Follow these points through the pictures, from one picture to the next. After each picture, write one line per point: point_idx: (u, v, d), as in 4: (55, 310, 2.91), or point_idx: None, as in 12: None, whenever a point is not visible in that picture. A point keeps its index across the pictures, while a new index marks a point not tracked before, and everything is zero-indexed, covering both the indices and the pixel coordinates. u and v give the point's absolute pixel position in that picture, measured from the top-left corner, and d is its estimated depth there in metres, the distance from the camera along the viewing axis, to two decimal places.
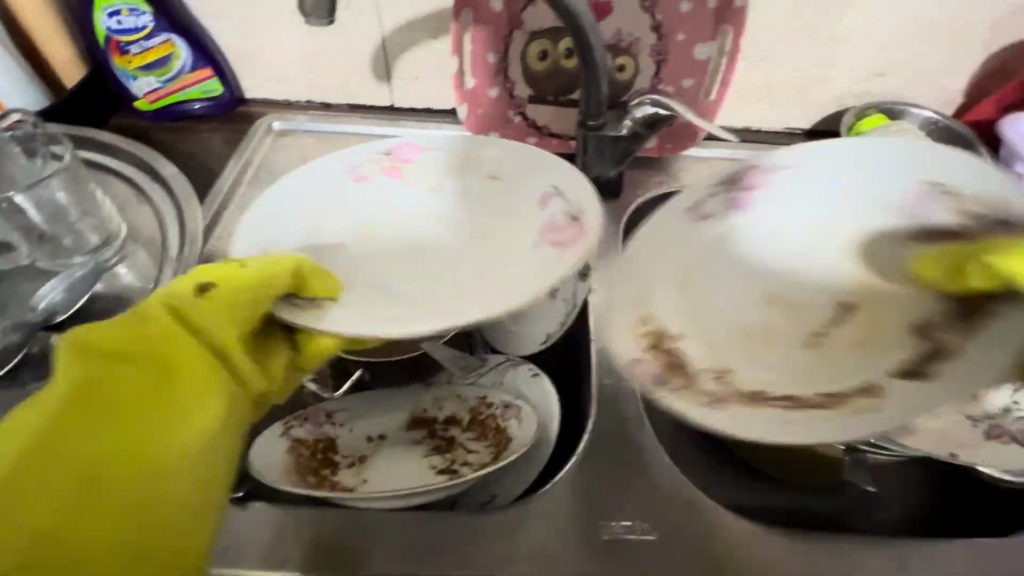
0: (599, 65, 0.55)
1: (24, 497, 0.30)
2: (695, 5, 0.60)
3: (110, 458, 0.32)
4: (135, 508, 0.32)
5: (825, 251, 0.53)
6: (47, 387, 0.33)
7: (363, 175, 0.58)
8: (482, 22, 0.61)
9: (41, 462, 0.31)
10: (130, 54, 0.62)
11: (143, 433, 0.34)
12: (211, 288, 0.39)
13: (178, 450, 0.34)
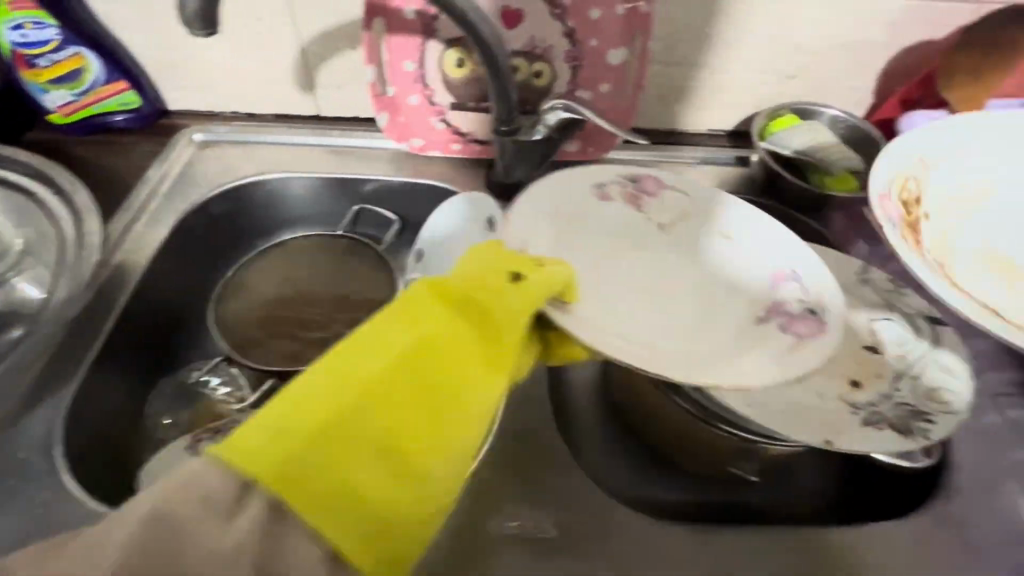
0: (506, 72, 0.55)
1: (342, 454, 0.30)
2: (603, 12, 0.61)
3: (407, 422, 0.33)
4: (417, 477, 0.32)
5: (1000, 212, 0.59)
6: (368, 351, 0.34)
7: (606, 194, 0.56)
8: (395, 31, 0.62)
9: (358, 424, 0.31)
10: (38, 68, 0.61)
11: (445, 399, 0.35)
12: (522, 277, 0.40)
13: (476, 419, 0.36)
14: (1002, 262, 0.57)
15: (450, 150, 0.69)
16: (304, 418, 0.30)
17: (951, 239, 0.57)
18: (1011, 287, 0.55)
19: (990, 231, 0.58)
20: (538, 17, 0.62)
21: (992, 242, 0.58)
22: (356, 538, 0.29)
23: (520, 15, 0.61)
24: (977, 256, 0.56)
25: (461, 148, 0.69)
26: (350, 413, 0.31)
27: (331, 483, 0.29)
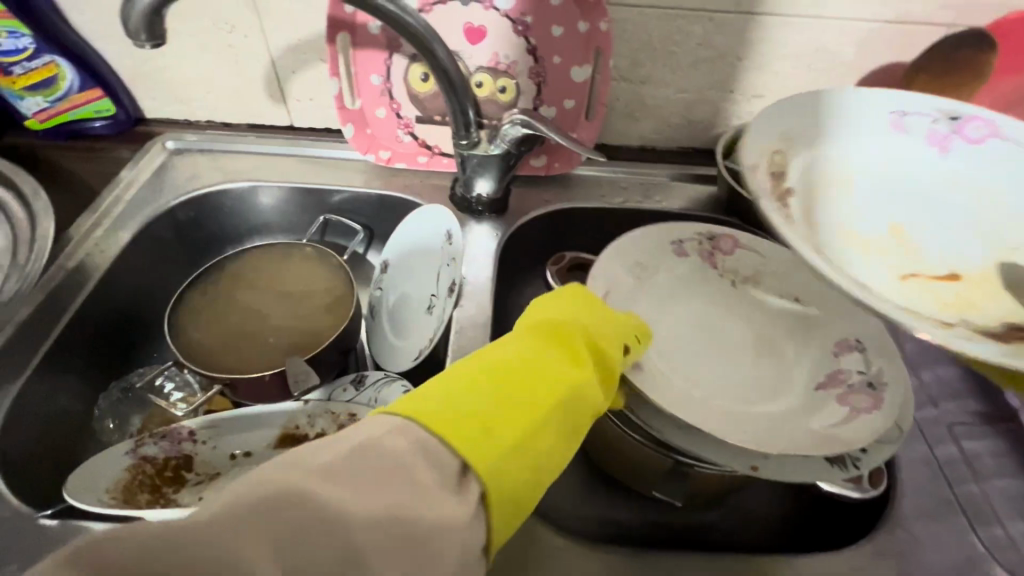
0: (462, 86, 0.56)
1: (499, 437, 0.32)
2: (566, 30, 0.62)
3: (558, 418, 0.35)
4: (548, 466, 0.34)
5: (900, 198, 0.54)
6: (518, 358, 0.36)
7: (684, 251, 0.57)
8: (360, 45, 0.63)
9: (521, 414, 0.33)
10: (14, 74, 0.62)
11: (581, 408, 0.36)
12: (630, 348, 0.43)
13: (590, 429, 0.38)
14: (828, 245, 0.51)
15: (417, 163, 0.70)
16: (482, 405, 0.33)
17: (812, 213, 0.52)
18: (872, 264, 0.50)
19: (831, 205, 0.54)
20: (501, 33, 0.62)
21: (849, 221, 0.53)
22: (506, 515, 0.31)
23: (483, 32, 0.62)
24: (838, 235, 0.52)
25: (427, 160, 0.70)
26: (502, 401, 0.33)
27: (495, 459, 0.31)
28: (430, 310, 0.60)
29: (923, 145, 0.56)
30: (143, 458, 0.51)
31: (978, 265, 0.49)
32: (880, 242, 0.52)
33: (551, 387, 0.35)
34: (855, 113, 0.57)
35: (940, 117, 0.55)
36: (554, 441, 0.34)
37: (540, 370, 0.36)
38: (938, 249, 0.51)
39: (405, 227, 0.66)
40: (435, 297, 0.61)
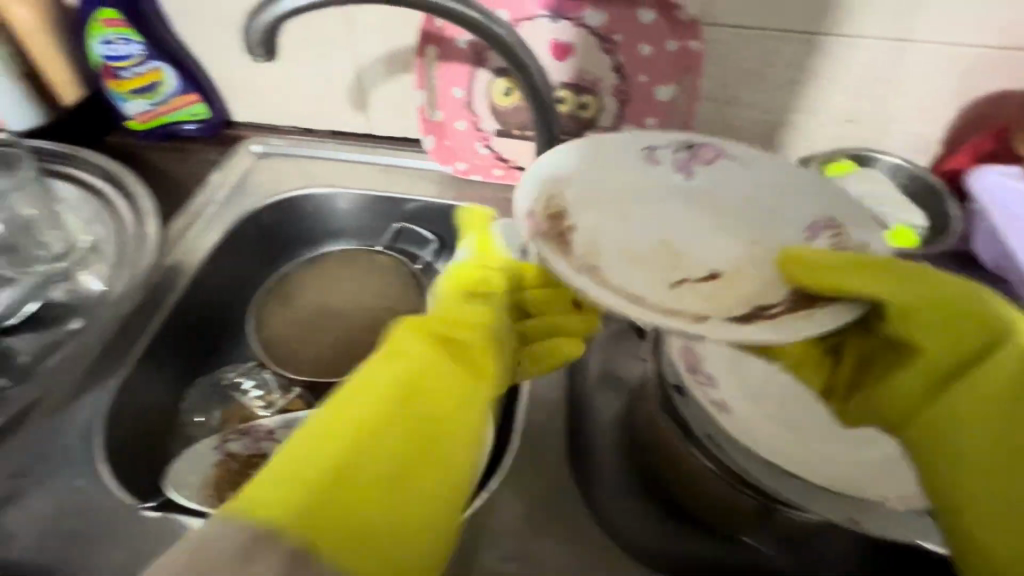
0: (547, 102, 0.56)
1: (336, 502, 0.28)
2: (654, 49, 0.61)
3: (404, 449, 0.31)
4: (425, 509, 0.31)
5: (620, 218, 0.46)
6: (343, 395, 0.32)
7: None
8: (446, 58, 0.63)
9: (355, 456, 0.29)
10: (122, 79, 0.66)
11: (429, 430, 0.33)
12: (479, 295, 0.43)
13: (464, 452, 0.34)
14: (648, 259, 0.45)
15: (492, 175, 0.70)
16: (382, 448, 0.30)
17: (593, 257, 0.43)
18: (646, 277, 0.43)
19: (617, 265, 0.43)
20: (587, 50, 0.62)
21: (604, 248, 0.44)
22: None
23: (570, 49, 0.62)
24: (623, 258, 0.44)
25: (502, 174, 0.70)
26: (403, 454, 0.31)
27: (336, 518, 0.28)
28: None
29: (641, 165, 0.49)
30: (228, 456, 0.52)
31: (800, 240, 0.43)
32: (642, 253, 0.45)
33: (439, 438, 0.33)
34: (627, 163, 0.49)
35: (678, 145, 0.49)
36: (432, 499, 0.31)
37: (448, 426, 0.34)
38: (697, 244, 0.46)
39: None
40: None
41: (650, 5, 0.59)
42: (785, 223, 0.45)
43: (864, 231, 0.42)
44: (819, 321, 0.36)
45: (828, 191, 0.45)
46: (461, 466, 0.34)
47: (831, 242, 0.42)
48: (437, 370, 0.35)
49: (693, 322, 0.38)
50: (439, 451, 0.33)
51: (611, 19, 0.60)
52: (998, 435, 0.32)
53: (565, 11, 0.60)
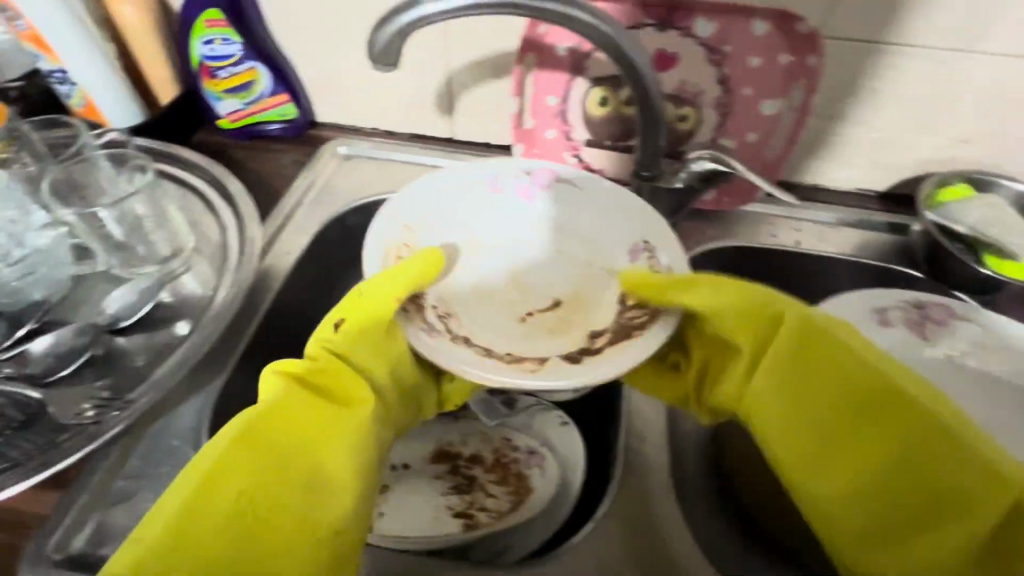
0: (659, 115, 0.52)
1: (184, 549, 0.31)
2: (765, 60, 0.58)
3: (257, 480, 0.34)
4: (298, 525, 0.34)
5: (489, 253, 0.58)
6: (199, 454, 0.35)
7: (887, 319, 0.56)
8: (544, 66, 0.62)
9: (202, 505, 0.33)
10: (218, 78, 0.66)
11: (287, 462, 0.36)
12: (343, 324, 0.44)
13: (348, 468, 0.38)
14: (492, 300, 0.55)
15: None
16: (220, 500, 0.33)
17: (470, 326, 0.51)
18: (491, 315, 0.54)
19: (469, 302, 0.54)
20: (692, 61, 0.59)
21: (455, 286, 0.55)
22: None
23: (675, 59, 0.59)
24: (471, 294, 0.55)
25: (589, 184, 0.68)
26: (266, 490, 0.34)
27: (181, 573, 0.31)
28: None
29: (517, 200, 0.59)
30: None
31: (630, 265, 0.54)
32: (492, 285, 0.56)
33: (314, 487, 0.36)
34: (451, 188, 0.58)
35: (523, 173, 0.59)
36: (309, 523, 0.35)
37: (316, 468, 0.37)
38: (553, 276, 0.57)
39: None
40: None
41: (767, 16, 0.56)
42: (606, 251, 0.56)
43: (667, 254, 0.52)
44: (618, 367, 0.44)
45: (646, 213, 0.55)
46: (344, 514, 0.36)
47: (646, 266, 0.53)
48: (291, 429, 0.38)
49: (538, 368, 0.46)
50: (317, 509, 0.36)
51: (722, 29, 0.57)
52: (886, 502, 0.34)
53: (675, 20, 0.57)
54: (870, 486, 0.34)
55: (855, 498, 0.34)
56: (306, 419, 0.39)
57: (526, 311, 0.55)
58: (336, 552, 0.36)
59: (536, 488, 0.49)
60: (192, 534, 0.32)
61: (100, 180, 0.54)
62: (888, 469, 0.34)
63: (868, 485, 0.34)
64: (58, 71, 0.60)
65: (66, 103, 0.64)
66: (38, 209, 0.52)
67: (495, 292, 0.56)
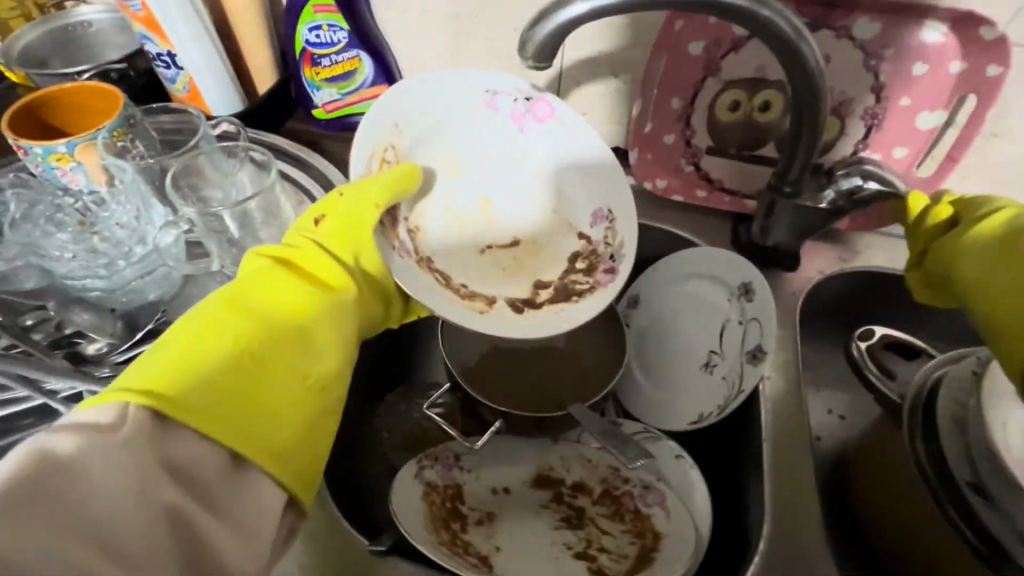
0: (821, 127, 0.46)
1: (187, 377, 0.31)
2: (929, 68, 0.51)
3: (256, 336, 0.35)
4: (294, 381, 0.35)
5: (483, 178, 0.51)
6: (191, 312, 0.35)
7: None
8: (675, 66, 0.56)
9: (200, 345, 0.33)
10: (320, 66, 0.63)
11: (284, 325, 0.37)
12: (321, 220, 0.43)
13: (339, 338, 0.39)
14: (466, 226, 0.51)
15: (694, 196, 0.63)
16: (220, 341, 0.34)
17: (435, 252, 0.50)
18: (453, 244, 0.51)
19: (441, 225, 0.51)
20: (847, 66, 0.53)
21: (435, 209, 0.51)
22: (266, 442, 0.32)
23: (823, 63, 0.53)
24: (438, 217, 0.51)
25: (705, 196, 0.63)
26: (260, 341, 0.35)
27: (188, 386, 0.31)
28: (711, 370, 0.54)
29: (504, 128, 0.50)
30: (426, 486, 0.49)
31: (582, 224, 0.50)
32: (467, 212, 0.52)
33: (303, 342, 0.37)
34: (442, 99, 0.49)
35: (518, 96, 0.50)
36: (301, 377, 0.36)
37: (308, 329, 0.38)
38: (520, 209, 0.52)
39: (678, 265, 0.58)
40: (716, 355, 0.55)
41: (945, 18, 0.49)
42: (573, 201, 0.51)
43: (627, 227, 0.48)
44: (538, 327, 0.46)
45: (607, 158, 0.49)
46: (332, 369, 0.38)
47: (601, 238, 0.50)
48: (283, 301, 0.38)
49: (486, 310, 0.47)
50: (305, 362, 0.36)
51: (888, 30, 0.51)
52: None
53: (832, 19, 0.51)
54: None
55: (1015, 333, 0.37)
56: (291, 291, 0.39)
57: (485, 244, 0.51)
58: (323, 408, 0.37)
59: (665, 537, 0.46)
60: (200, 361, 0.32)
61: (207, 167, 0.51)
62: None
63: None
64: (165, 54, 0.58)
65: (171, 88, 0.63)
66: (158, 205, 0.51)
67: (478, 228, 0.51)
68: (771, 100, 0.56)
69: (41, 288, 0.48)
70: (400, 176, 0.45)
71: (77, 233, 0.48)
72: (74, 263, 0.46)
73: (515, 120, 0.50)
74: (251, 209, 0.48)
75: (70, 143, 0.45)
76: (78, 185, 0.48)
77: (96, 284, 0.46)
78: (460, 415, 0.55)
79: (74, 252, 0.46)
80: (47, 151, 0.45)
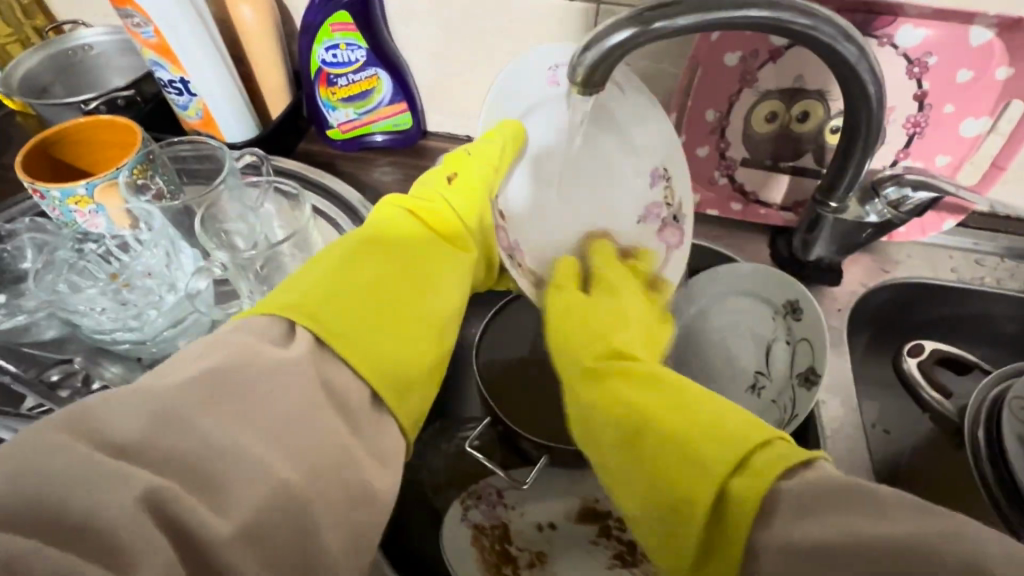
0: (877, 134, 0.43)
1: (334, 306, 0.34)
2: (977, 74, 0.50)
3: (390, 277, 0.38)
4: (421, 318, 0.38)
5: (595, 165, 0.50)
6: (342, 242, 0.40)
7: None
8: (709, 79, 0.54)
9: (348, 278, 0.37)
10: (337, 86, 0.61)
11: (411, 280, 0.39)
12: (454, 177, 0.47)
13: (451, 292, 0.41)
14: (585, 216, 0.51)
15: (727, 210, 0.62)
16: (363, 272, 0.37)
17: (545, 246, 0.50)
18: (574, 234, 0.51)
19: (551, 217, 0.50)
20: (890, 75, 0.52)
21: (543, 202, 0.50)
22: (398, 374, 0.34)
23: None
24: (561, 215, 0.50)
25: (740, 209, 0.61)
26: (389, 286, 0.38)
27: (331, 304, 0.34)
28: (759, 393, 0.52)
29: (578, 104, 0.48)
30: (472, 528, 0.47)
31: (642, 189, 0.51)
32: (581, 198, 0.51)
33: (434, 284, 0.40)
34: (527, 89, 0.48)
35: None
36: (427, 322, 0.38)
37: (429, 277, 0.40)
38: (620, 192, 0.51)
39: (717, 281, 0.56)
40: (763, 376, 0.53)
41: (992, 23, 0.47)
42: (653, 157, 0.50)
43: (685, 186, 0.50)
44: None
45: None
46: (447, 311, 0.40)
47: (659, 200, 0.51)
48: (407, 246, 0.41)
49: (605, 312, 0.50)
50: (432, 304, 0.39)
51: (932, 37, 0.49)
52: (638, 475, 0.34)
53: (875, 26, 0.49)
54: (717, 421, 0.32)
55: (633, 472, 0.34)
56: (422, 237, 0.42)
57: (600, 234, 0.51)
58: (435, 349, 0.38)
59: None
60: (347, 284, 0.36)
61: (228, 202, 0.49)
62: (634, 486, 0.34)
63: (703, 469, 0.30)
64: (178, 81, 0.56)
65: (182, 114, 0.60)
66: (187, 246, 0.49)
67: (593, 219, 0.51)
68: (809, 111, 0.54)
69: (62, 338, 0.46)
70: (505, 122, 0.47)
71: (106, 285, 0.46)
72: (104, 317, 0.43)
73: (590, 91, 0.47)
74: (283, 251, 0.46)
75: (90, 185, 0.43)
76: (99, 229, 0.46)
77: (127, 336, 0.44)
78: (499, 449, 0.52)
79: (103, 306, 0.44)
80: (65, 194, 0.43)
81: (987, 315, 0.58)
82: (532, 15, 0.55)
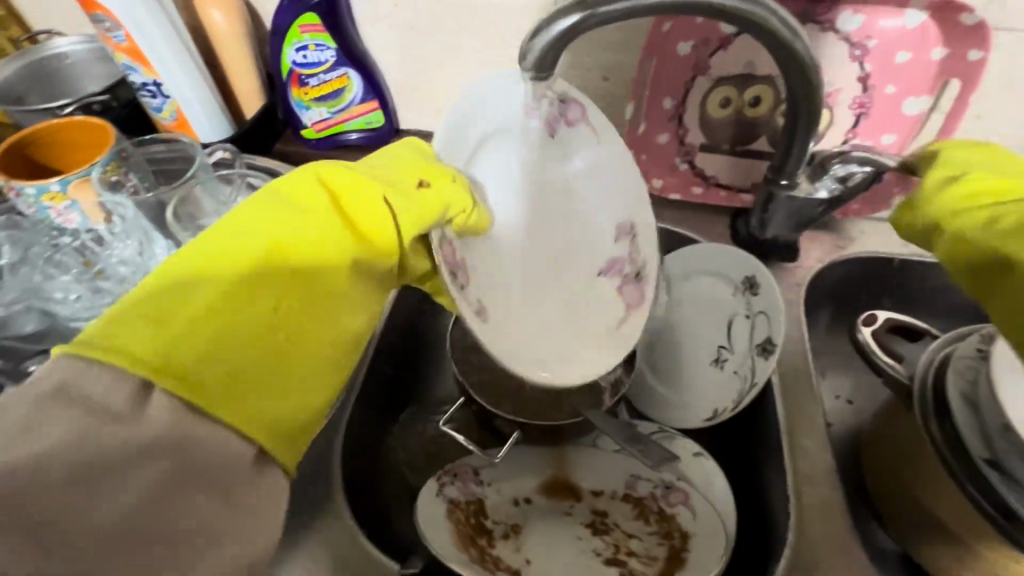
0: (818, 111, 0.46)
1: (207, 343, 0.27)
2: (914, 56, 0.53)
3: (280, 304, 0.30)
4: (304, 352, 0.31)
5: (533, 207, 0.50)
6: (217, 240, 0.29)
7: None
8: (666, 67, 0.56)
9: (230, 304, 0.28)
10: (309, 86, 0.63)
11: (303, 314, 0.31)
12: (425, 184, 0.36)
13: (342, 328, 0.33)
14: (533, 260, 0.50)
15: (689, 193, 0.64)
16: (243, 298, 0.28)
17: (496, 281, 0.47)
18: (522, 277, 0.49)
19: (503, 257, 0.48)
20: (833, 58, 0.54)
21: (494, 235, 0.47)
22: (274, 424, 0.29)
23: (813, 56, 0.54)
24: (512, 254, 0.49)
25: (702, 193, 0.64)
26: (276, 318, 0.30)
27: (205, 342, 0.27)
28: (722, 364, 0.55)
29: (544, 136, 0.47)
30: (449, 504, 0.48)
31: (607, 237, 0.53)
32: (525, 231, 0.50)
33: (331, 315, 0.32)
34: (501, 109, 0.45)
35: (555, 99, 0.46)
36: (312, 369, 0.31)
37: (328, 303, 0.32)
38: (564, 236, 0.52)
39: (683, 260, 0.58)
40: (725, 349, 0.55)
41: (925, 6, 0.50)
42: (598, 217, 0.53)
43: (649, 247, 0.52)
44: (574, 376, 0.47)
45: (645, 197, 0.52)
46: (342, 344, 0.33)
47: (624, 253, 0.52)
48: (315, 260, 0.31)
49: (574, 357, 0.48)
50: (322, 345, 0.32)
51: (869, 20, 0.52)
52: None
53: (817, 13, 0.52)
54: None
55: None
56: (331, 247, 0.32)
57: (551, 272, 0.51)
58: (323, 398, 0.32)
59: (693, 537, 0.46)
60: (219, 312, 0.28)
61: (200, 193, 0.50)
62: None
63: None
64: (151, 83, 0.58)
65: (157, 117, 0.62)
66: (160, 237, 0.50)
67: (534, 259, 0.50)
68: (760, 96, 0.56)
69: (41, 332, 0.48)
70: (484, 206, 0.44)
71: (80, 273, 0.49)
72: (78, 305, 0.48)
73: (547, 122, 0.47)
74: None
75: (63, 181, 0.44)
76: (73, 225, 0.48)
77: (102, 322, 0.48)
78: (475, 428, 0.55)
79: (78, 293, 0.48)
80: (39, 191, 0.44)
81: (939, 286, 0.61)
82: (494, 12, 0.57)
